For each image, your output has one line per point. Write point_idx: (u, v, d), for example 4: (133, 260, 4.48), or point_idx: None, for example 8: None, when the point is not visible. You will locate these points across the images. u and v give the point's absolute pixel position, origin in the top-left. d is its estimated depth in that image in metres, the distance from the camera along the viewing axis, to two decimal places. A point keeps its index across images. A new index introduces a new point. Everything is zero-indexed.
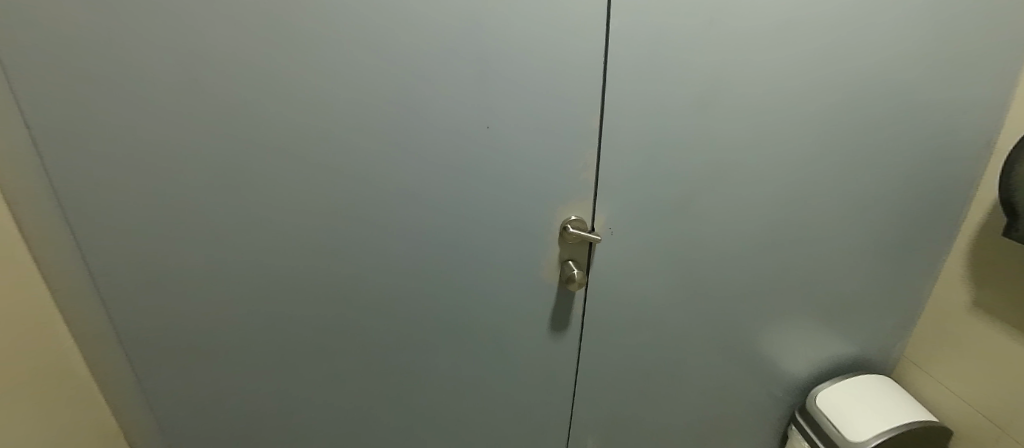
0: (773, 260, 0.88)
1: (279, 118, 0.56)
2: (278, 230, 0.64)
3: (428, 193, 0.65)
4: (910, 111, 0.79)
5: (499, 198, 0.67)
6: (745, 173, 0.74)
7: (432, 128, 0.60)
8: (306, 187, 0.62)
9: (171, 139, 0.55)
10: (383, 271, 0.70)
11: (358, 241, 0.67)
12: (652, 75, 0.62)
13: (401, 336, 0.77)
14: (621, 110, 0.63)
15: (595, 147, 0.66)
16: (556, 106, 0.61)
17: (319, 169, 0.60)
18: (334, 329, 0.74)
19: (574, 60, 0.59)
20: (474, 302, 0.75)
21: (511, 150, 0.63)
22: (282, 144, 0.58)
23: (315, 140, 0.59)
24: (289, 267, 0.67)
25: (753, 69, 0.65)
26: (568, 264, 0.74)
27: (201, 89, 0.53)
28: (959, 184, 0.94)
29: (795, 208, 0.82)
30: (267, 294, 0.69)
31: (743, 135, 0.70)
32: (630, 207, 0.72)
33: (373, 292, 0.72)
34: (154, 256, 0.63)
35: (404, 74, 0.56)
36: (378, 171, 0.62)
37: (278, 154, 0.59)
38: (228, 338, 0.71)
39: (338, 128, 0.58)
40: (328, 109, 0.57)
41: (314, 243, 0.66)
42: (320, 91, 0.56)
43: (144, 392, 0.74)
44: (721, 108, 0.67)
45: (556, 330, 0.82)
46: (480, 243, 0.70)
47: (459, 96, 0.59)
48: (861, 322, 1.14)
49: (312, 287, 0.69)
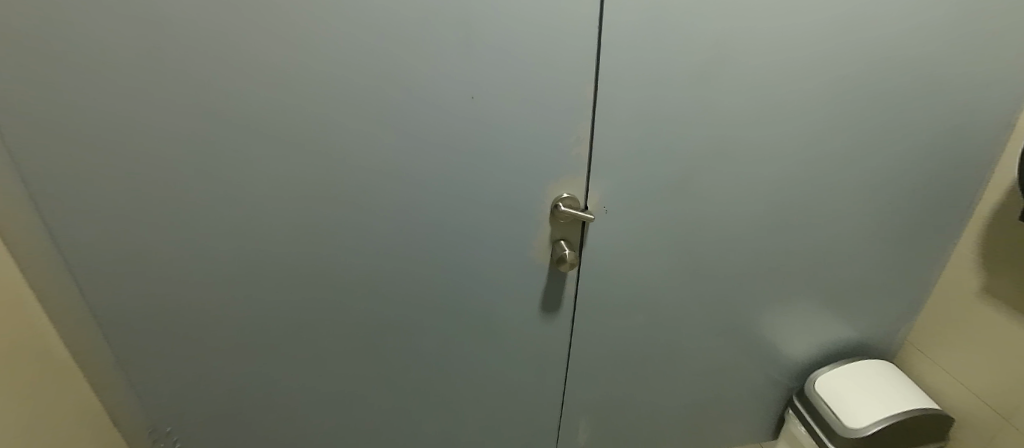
0: (775, 242, 0.85)
1: (251, 86, 0.53)
2: (255, 208, 0.61)
3: (414, 168, 0.62)
4: (930, 87, 0.74)
5: (487, 173, 0.64)
6: (749, 150, 0.71)
7: (418, 100, 0.57)
8: (285, 161, 0.59)
9: (136, 106, 0.52)
10: (369, 250, 0.68)
11: (339, 217, 0.64)
12: (652, 42, 0.58)
13: (390, 317, 0.75)
14: (618, 82, 0.60)
15: (588, 119, 0.62)
16: (546, 74, 0.58)
17: (297, 141, 0.57)
18: (320, 308, 0.72)
19: (566, 25, 0.55)
20: (462, 282, 0.73)
21: (499, 122, 0.60)
22: (257, 115, 0.55)
23: (293, 111, 0.55)
24: (270, 243, 0.65)
25: (761, 38, 0.60)
26: (560, 244, 0.72)
27: (161, 55, 0.50)
28: (975, 167, 0.90)
29: (801, 188, 0.79)
30: (249, 271, 0.67)
31: (749, 109, 0.66)
32: (626, 186, 0.69)
33: (360, 271, 0.70)
34: (125, 231, 0.60)
35: (386, 41, 0.53)
36: (361, 144, 0.59)
37: (252, 124, 0.55)
38: (209, 316, 0.69)
39: (316, 97, 0.55)
40: (304, 77, 0.53)
41: (292, 220, 0.63)
42: (292, 57, 0.52)
43: (124, 369, 0.73)
44: (726, 81, 0.63)
45: (547, 312, 0.80)
46: (467, 222, 0.68)
47: (446, 63, 0.55)
48: (865, 306, 1.11)
49: (295, 265, 0.67)
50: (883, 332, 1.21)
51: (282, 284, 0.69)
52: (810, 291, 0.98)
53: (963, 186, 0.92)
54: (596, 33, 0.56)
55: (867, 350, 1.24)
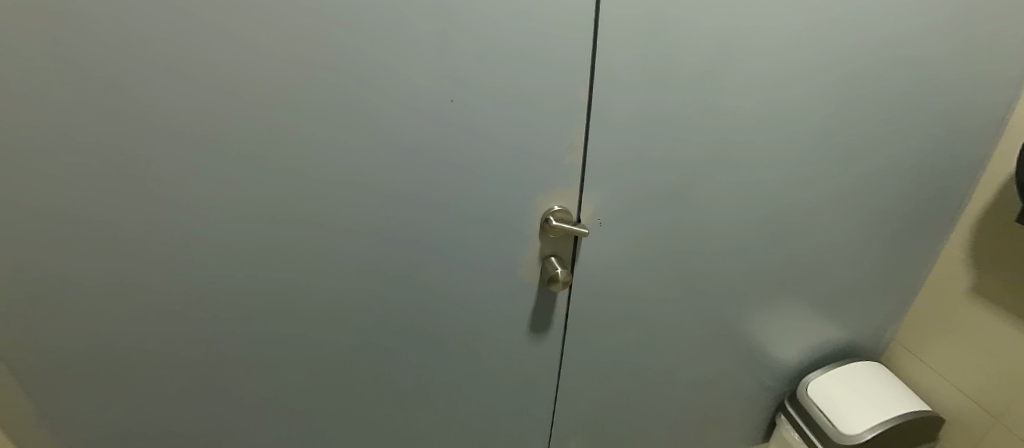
0: (773, 248, 0.80)
1: (176, 89, 0.42)
2: (192, 234, 0.51)
3: (384, 183, 0.53)
4: (927, 82, 0.71)
5: (469, 186, 0.55)
6: (749, 153, 0.66)
7: (389, 104, 0.48)
8: (223, 180, 0.48)
9: (11, 124, 0.40)
10: (334, 276, 0.59)
11: (295, 239, 0.55)
12: (655, 36, 0.51)
13: (361, 345, 0.67)
14: (615, 81, 0.53)
15: (583, 123, 0.55)
16: (536, 74, 0.50)
17: (238, 156, 0.47)
18: (280, 341, 0.63)
19: (559, 15, 0.47)
20: (441, 305, 0.65)
21: (483, 129, 0.52)
22: (183, 127, 0.44)
23: (229, 121, 0.45)
24: (212, 272, 0.54)
25: (765, 33, 0.55)
26: (551, 260, 0.64)
27: (46, 52, 0.38)
28: (963, 163, 0.88)
29: (801, 193, 0.74)
30: (190, 305, 0.56)
31: (750, 110, 0.61)
32: (622, 195, 0.62)
33: (324, 299, 0.61)
34: (20, 269, 0.48)
35: (344, 33, 0.43)
36: (318, 157, 0.49)
37: (178, 138, 0.45)
38: (143, 357, 0.59)
39: (259, 104, 0.45)
40: (246, 77, 0.43)
41: (237, 244, 0.53)
42: (228, 54, 0.42)
43: (35, 425, 0.60)
44: (729, 79, 0.57)
45: (535, 330, 0.74)
46: (446, 240, 0.59)
47: (419, 60, 0.46)
48: (856, 309, 1.08)
49: (243, 294, 0.57)
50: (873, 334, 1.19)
51: (232, 318, 0.59)
52: (803, 295, 0.94)
53: (950, 183, 0.91)
54: (593, 26, 0.48)
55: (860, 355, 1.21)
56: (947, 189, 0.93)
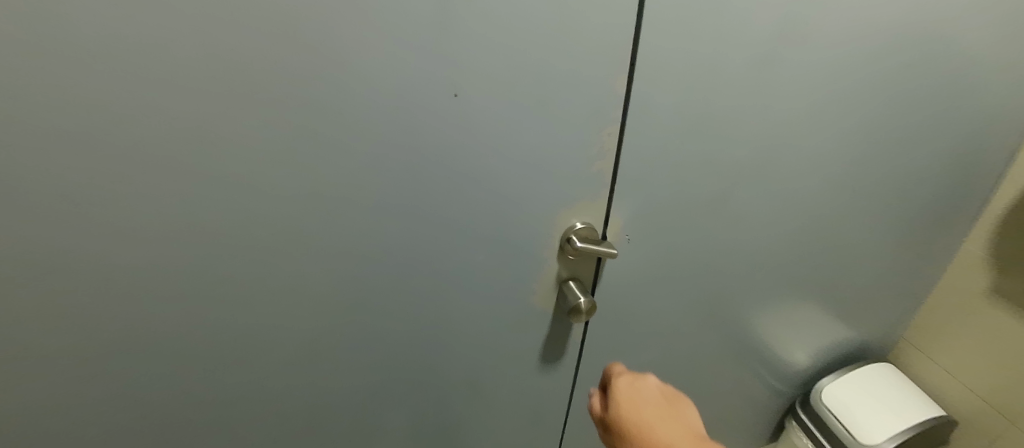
0: (801, 258, 0.73)
1: (83, 89, 0.30)
2: (122, 278, 0.39)
3: (370, 199, 0.42)
4: (976, 71, 0.63)
5: (471, 199, 0.46)
6: (794, 161, 0.56)
7: (378, 99, 0.37)
8: (161, 209, 0.37)
9: None
10: (309, 314, 0.48)
11: (259, 273, 0.43)
12: (710, 15, 0.40)
13: (343, 385, 0.56)
14: (658, 76, 0.42)
15: (616, 125, 0.45)
16: (561, 66, 0.39)
17: (175, 174, 0.36)
18: (244, 393, 0.52)
19: None
20: (439, 334, 0.56)
21: (492, 132, 0.42)
22: (95, 142, 0.32)
23: (161, 131, 0.33)
24: (151, 323, 0.42)
25: (828, 19, 0.46)
26: (569, 284, 0.56)
27: None
28: (991, 158, 0.82)
29: (837, 200, 0.66)
30: (121, 367, 0.44)
31: (807, 108, 0.52)
32: (653, 208, 0.53)
33: (295, 340, 0.50)
34: None
35: (310, 11, 0.32)
36: (286, 174, 0.38)
37: (89, 157, 0.33)
38: (68, 429, 0.46)
39: (200, 107, 0.33)
40: (183, 73, 0.32)
41: (185, 287, 0.42)
42: (156, 42, 0.30)
43: None
44: (786, 75, 0.48)
45: (547, 357, 0.65)
46: (446, 263, 0.50)
47: (411, 47, 0.35)
48: (873, 312, 1.02)
49: (194, 346, 0.45)
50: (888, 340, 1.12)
51: (181, 375, 0.47)
52: (821, 304, 0.87)
53: (976, 180, 0.84)
54: (637, 5, 0.38)
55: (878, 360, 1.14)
56: (973, 187, 0.86)
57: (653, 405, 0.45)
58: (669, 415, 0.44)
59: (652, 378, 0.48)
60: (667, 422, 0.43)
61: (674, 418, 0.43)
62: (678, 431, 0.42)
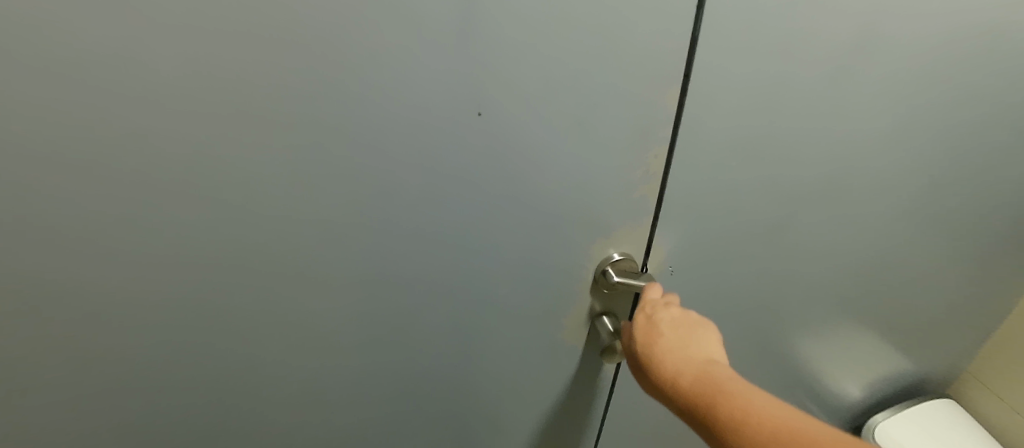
0: (865, 291, 0.65)
1: (85, 110, 0.28)
2: (127, 306, 0.37)
3: (390, 227, 0.39)
4: None
5: (499, 226, 0.41)
6: (862, 185, 0.50)
7: (397, 121, 0.33)
8: (167, 235, 0.34)
9: None
10: (323, 343, 0.45)
11: (270, 301, 0.40)
12: (778, 25, 0.35)
13: (358, 415, 0.53)
14: (713, 94, 0.37)
15: (664, 146, 0.40)
16: (604, 81, 0.35)
17: (181, 200, 0.33)
18: (255, 422, 0.49)
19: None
20: (460, 365, 0.52)
21: (522, 156, 0.37)
22: (98, 163, 0.30)
23: (166, 152, 0.31)
24: (156, 352, 0.40)
25: (915, 26, 0.39)
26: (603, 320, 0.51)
27: None
28: None
29: (909, 227, 0.59)
30: (126, 396, 0.42)
31: (883, 127, 0.45)
32: (700, 236, 0.47)
33: (308, 368, 0.47)
34: None
35: (323, 24, 0.28)
36: (299, 198, 0.35)
37: (92, 181, 0.31)
38: None
39: (207, 129, 0.30)
40: (189, 93, 0.29)
41: (192, 316, 0.39)
42: (158, 60, 0.27)
43: None
44: (861, 92, 0.42)
45: (577, 391, 0.60)
46: (470, 292, 0.46)
47: (431, 62, 0.31)
48: (942, 348, 0.91)
49: (202, 374, 0.43)
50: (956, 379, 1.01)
51: (189, 403, 0.44)
52: (883, 340, 0.78)
53: None
54: (693, 14, 0.33)
55: (942, 398, 1.03)
56: None
57: (667, 335, 0.41)
58: (683, 343, 0.39)
59: (672, 307, 0.43)
60: (678, 350, 0.39)
61: (687, 346, 0.39)
62: (685, 359, 0.38)
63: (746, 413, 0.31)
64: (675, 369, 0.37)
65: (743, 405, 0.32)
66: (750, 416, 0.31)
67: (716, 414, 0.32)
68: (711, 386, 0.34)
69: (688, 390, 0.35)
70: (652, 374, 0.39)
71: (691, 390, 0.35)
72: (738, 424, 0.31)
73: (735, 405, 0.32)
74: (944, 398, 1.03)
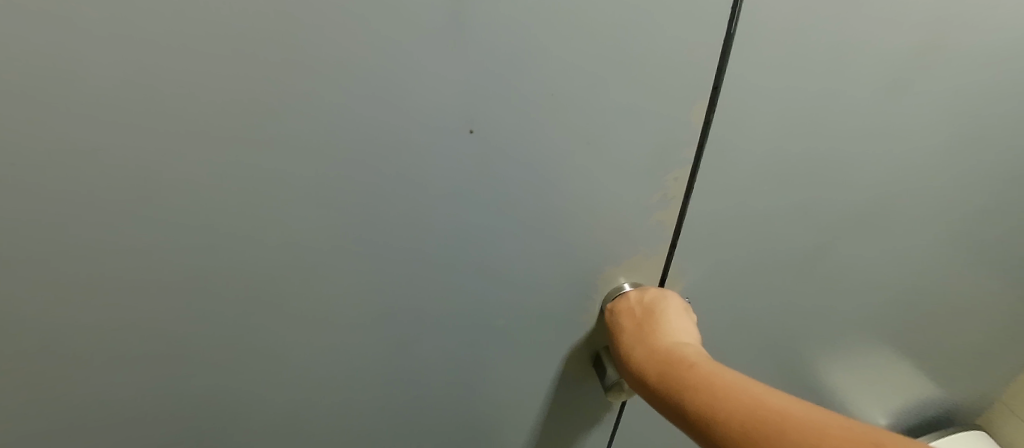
0: (903, 322, 0.60)
1: (58, 128, 0.26)
2: (106, 329, 0.35)
3: (382, 251, 0.36)
4: None
5: (501, 250, 0.38)
6: (907, 212, 0.45)
7: (388, 139, 0.30)
8: (143, 257, 0.32)
9: None
10: (314, 367, 0.42)
11: (255, 326, 0.38)
12: (821, 41, 0.31)
13: (351, 436, 0.50)
14: (743, 117, 0.33)
15: (686, 168, 0.36)
16: (619, 96, 0.31)
17: (159, 221, 0.30)
18: (244, 441, 0.47)
19: (670, 8, 0.28)
20: (459, 390, 0.49)
21: (525, 175, 0.33)
22: (74, 183, 0.28)
23: (140, 171, 0.28)
24: (138, 373, 0.38)
25: (984, 41, 0.34)
26: (608, 352, 0.48)
27: None
28: None
29: (958, 256, 0.53)
30: (108, 416, 0.40)
31: (935, 153, 0.40)
32: (721, 264, 0.44)
33: (298, 393, 0.44)
34: None
35: (306, 38, 0.25)
36: (283, 219, 0.32)
37: (66, 200, 0.29)
38: None
39: (185, 148, 0.28)
40: (163, 112, 0.27)
41: (173, 340, 0.37)
42: (129, 77, 0.25)
43: None
44: (912, 115, 0.37)
45: (583, 413, 0.57)
46: (469, 318, 0.42)
47: (425, 74, 0.28)
48: (989, 381, 0.83)
49: (185, 396, 0.41)
50: (1005, 415, 0.91)
51: (173, 424, 0.42)
52: (920, 370, 0.72)
53: None
54: (725, 29, 0.29)
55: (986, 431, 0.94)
56: None
57: (632, 330, 0.42)
58: (641, 337, 0.41)
59: (629, 293, 0.43)
60: (639, 348, 0.40)
61: (646, 339, 0.40)
62: (650, 358, 0.39)
63: (709, 402, 0.32)
64: (645, 366, 0.39)
65: (707, 395, 0.33)
66: (712, 407, 0.32)
67: (683, 408, 0.34)
68: (676, 380, 0.36)
69: (658, 386, 0.37)
70: (631, 371, 0.41)
71: (660, 386, 0.37)
72: (703, 417, 0.32)
73: (700, 399, 0.33)
74: (990, 432, 0.94)
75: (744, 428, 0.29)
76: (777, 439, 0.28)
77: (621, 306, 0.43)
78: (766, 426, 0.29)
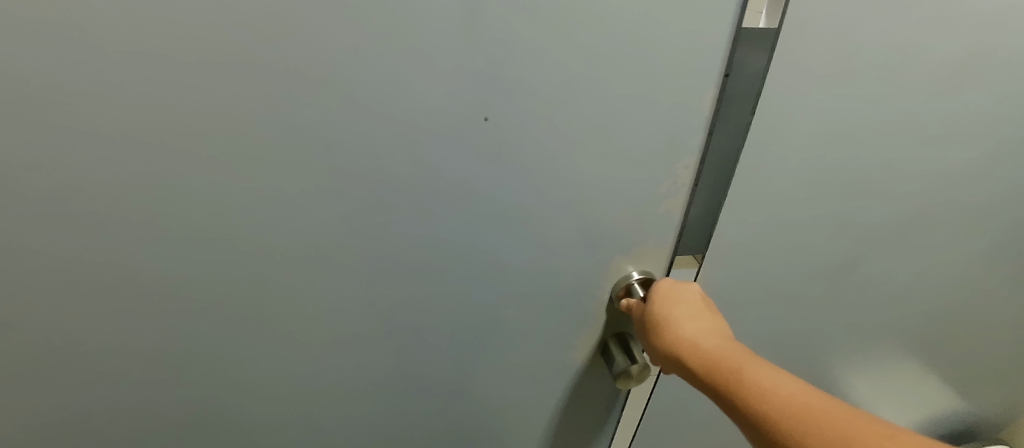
0: (928, 332, 0.57)
1: (73, 110, 0.26)
2: (121, 312, 0.35)
3: (395, 237, 0.36)
4: None
5: (512, 237, 0.38)
6: (936, 214, 0.43)
7: (405, 124, 0.30)
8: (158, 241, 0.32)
9: None
10: (324, 356, 0.43)
11: (268, 311, 0.38)
12: (843, 30, 0.30)
13: (361, 424, 0.50)
14: (760, 107, 0.33)
15: (697, 154, 0.36)
16: (632, 79, 0.31)
17: (174, 206, 0.30)
18: (257, 426, 0.47)
19: None
20: (468, 378, 0.49)
21: (538, 160, 0.34)
22: (86, 167, 0.28)
23: (157, 155, 0.28)
24: (152, 358, 0.38)
25: (1014, 36, 0.33)
26: (614, 340, 0.49)
27: None
28: None
29: (988, 264, 0.51)
30: (124, 400, 0.40)
31: (964, 152, 0.39)
32: (737, 265, 0.43)
33: (311, 378, 0.44)
34: None
35: (325, 23, 0.26)
36: (297, 204, 0.32)
37: (80, 184, 0.28)
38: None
39: (202, 131, 0.28)
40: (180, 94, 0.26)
41: (188, 324, 0.37)
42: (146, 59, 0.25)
43: None
44: (938, 110, 0.36)
45: (592, 404, 0.58)
46: (479, 306, 0.43)
47: (441, 55, 0.28)
48: (1016, 396, 0.81)
49: (199, 380, 0.41)
50: None
51: (186, 406, 0.43)
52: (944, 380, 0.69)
53: None
54: (737, 10, 0.29)
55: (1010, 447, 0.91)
56: None
57: (691, 303, 0.41)
58: (699, 313, 0.40)
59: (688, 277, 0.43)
60: (696, 322, 0.40)
61: (703, 317, 0.40)
62: (707, 333, 0.39)
63: (783, 379, 0.33)
64: (702, 337, 0.39)
65: (780, 373, 0.34)
66: (788, 384, 0.33)
67: (751, 377, 0.34)
68: (742, 356, 0.36)
69: (718, 355, 0.37)
70: (676, 335, 0.40)
71: (721, 356, 0.37)
72: (776, 389, 0.33)
73: (774, 374, 0.34)
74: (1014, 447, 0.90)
75: (823, 407, 0.31)
76: (860, 422, 0.30)
77: (654, 289, 0.41)
78: (845, 411, 0.31)
